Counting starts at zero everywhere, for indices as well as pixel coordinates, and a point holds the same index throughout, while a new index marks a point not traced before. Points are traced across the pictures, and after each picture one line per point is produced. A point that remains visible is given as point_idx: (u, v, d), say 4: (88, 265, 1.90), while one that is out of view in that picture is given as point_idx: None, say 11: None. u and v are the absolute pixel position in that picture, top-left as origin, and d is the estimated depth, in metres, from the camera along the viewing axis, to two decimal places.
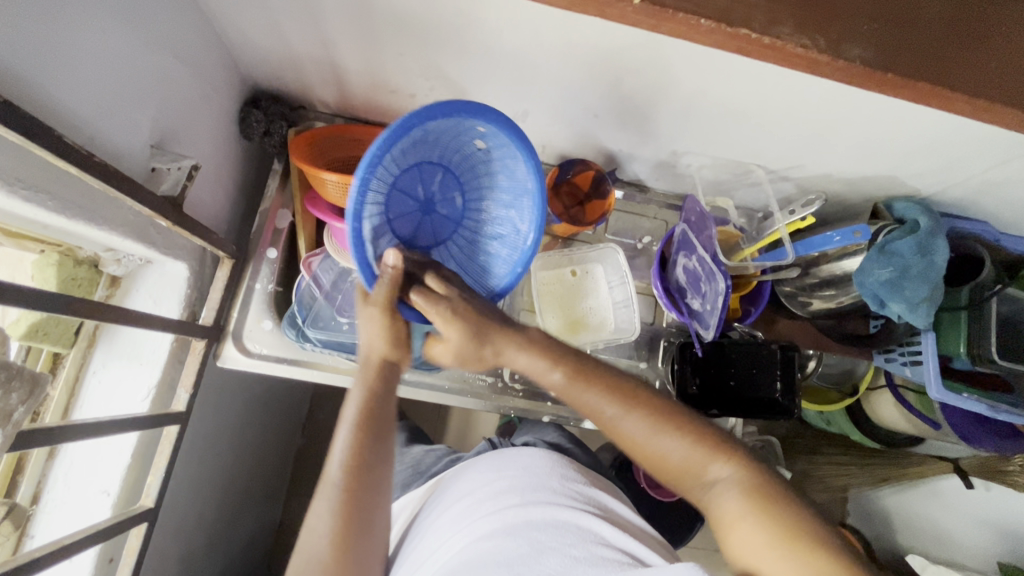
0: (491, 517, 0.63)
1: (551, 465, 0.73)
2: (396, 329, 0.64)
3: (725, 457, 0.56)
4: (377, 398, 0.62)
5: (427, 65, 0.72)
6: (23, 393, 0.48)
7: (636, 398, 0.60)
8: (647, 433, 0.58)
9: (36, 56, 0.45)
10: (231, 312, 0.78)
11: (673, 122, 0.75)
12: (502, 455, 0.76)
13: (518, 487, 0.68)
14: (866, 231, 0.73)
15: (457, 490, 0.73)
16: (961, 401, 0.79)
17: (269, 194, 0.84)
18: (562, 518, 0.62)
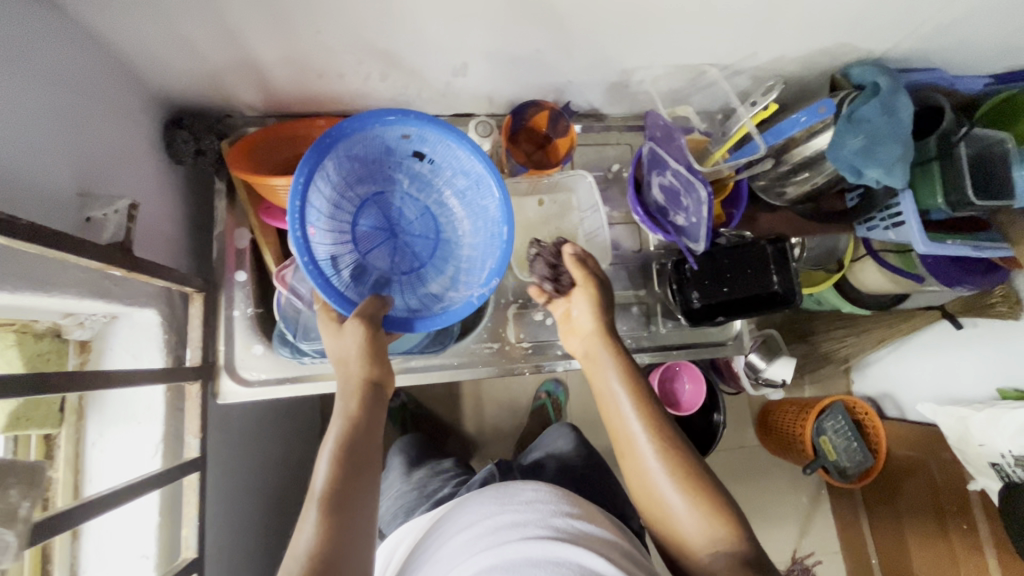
0: (485, 553, 0.65)
1: (553, 499, 0.74)
2: (376, 345, 0.67)
3: (723, 528, 0.62)
4: (358, 425, 0.61)
5: (349, 36, 0.66)
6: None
7: (680, 448, 0.67)
8: (663, 477, 0.65)
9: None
10: (218, 346, 0.75)
11: (620, 38, 0.71)
12: (507, 484, 0.78)
13: (521, 519, 0.70)
14: (830, 105, 0.71)
15: (460, 521, 0.75)
16: (946, 249, 0.81)
17: (219, 216, 0.78)
18: (560, 557, 0.62)
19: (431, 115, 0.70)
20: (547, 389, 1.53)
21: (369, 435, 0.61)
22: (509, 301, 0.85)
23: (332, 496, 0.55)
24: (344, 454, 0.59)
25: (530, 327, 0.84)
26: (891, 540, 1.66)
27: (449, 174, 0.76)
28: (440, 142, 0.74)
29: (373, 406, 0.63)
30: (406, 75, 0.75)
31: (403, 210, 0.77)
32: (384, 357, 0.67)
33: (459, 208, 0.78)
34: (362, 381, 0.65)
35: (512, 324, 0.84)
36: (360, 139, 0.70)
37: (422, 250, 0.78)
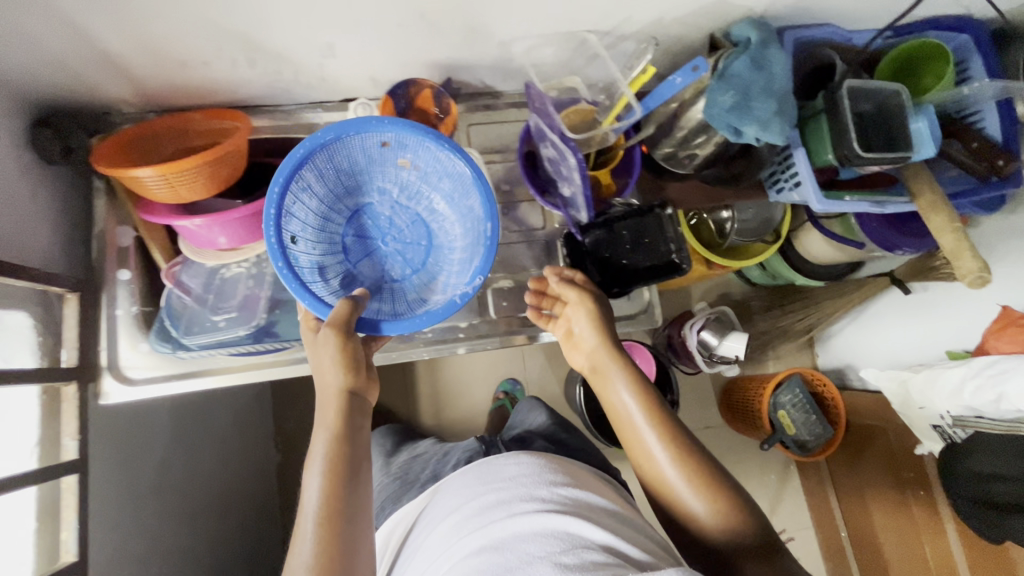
0: (474, 533, 0.70)
1: (536, 472, 0.79)
2: (350, 354, 0.69)
3: (722, 511, 0.66)
4: (343, 437, 0.66)
5: (195, 19, 0.64)
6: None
7: (671, 433, 0.71)
8: (661, 460, 0.70)
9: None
10: (100, 347, 0.73)
11: (482, 8, 0.69)
12: (489, 464, 0.83)
13: (505, 498, 0.74)
14: (704, 63, 0.69)
15: (450, 505, 0.80)
16: (842, 206, 0.80)
17: (99, 214, 0.76)
18: (549, 527, 0.67)
19: (404, 121, 0.72)
20: (505, 387, 1.57)
21: (353, 446, 0.67)
22: None
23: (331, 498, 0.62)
24: (335, 459, 0.65)
25: None
26: (860, 512, 1.63)
27: (435, 179, 0.80)
28: (420, 147, 0.76)
29: (351, 416, 0.68)
30: (273, 59, 0.73)
31: (392, 219, 0.83)
32: (360, 365, 0.70)
33: (448, 209, 0.82)
34: (343, 392, 0.69)
35: None
36: (342, 149, 0.75)
37: (416, 255, 0.83)
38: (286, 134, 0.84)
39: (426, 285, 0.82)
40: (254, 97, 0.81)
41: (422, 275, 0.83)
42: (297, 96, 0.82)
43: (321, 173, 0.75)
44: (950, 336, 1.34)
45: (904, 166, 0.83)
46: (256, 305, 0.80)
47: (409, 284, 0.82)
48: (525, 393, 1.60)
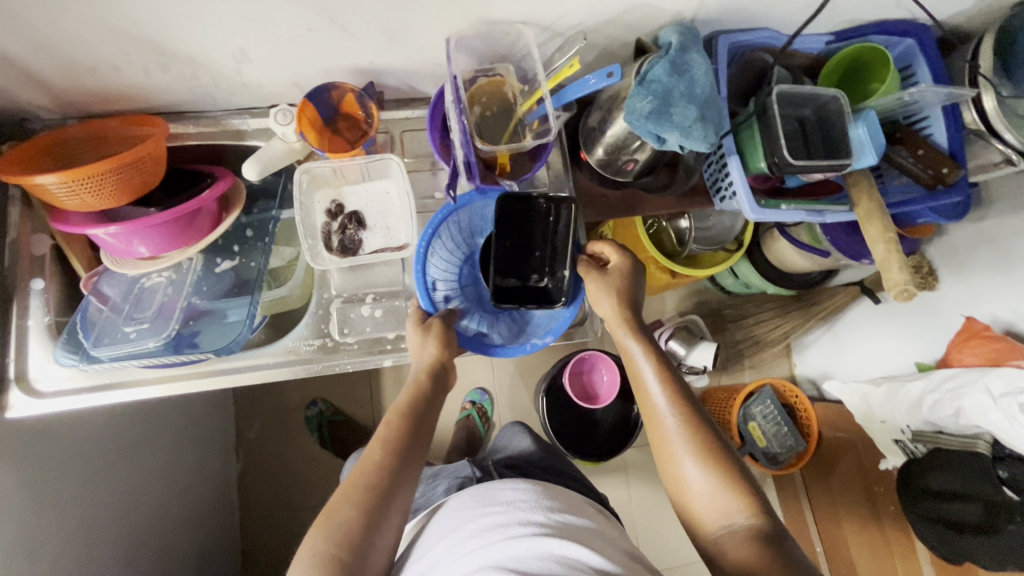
0: (474, 554, 0.68)
1: (534, 497, 0.78)
2: (449, 334, 0.75)
3: (740, 501, 0.63)
4: (421, 402, 0.70)
5: (91, 22, 0.62)
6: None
7: (691, 416, 0.68)
8: (673, 436, 0.67)
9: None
10: (10, 358, 0.72)
11: (393, 12, 0.67)
12: (488, 487, 0.80)
13: (503, 520, 0.73)
14: (619, 69, 0.67)
15: (441, 526, 0.78)
16: (779, 214, 0.77)
17: (13, 221, 0.75)
18: (546, 551, 0.67)
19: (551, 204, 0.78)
20: (472, 396, 1.55)
21: (424, 411, 0.70)
22: (332, 296, 0.82)
23: (390, 446, 0.65)
24: (405, 420, 0.68)
25: (353, 323, 0.81)
26: (833, 531, 1.55)
27: None
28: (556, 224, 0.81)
29: (432, 386, 0.72)
30: (185, 64, 0.71)
31: None
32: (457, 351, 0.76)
33: None
34: (434, 363, 0.73)
35: (335, 319, 0.81)
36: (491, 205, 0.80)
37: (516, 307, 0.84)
38: (212, 141, 0.83)
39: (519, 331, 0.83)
40: (177, 103, 0.80)
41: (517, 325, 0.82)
42: (220, 101, 0.81)
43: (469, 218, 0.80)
44: (920, 347, 1.30)
45: (847, 173, 0.80)
46: (168, 316, 0.77)
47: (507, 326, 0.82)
48: (493, 403, 1.57)
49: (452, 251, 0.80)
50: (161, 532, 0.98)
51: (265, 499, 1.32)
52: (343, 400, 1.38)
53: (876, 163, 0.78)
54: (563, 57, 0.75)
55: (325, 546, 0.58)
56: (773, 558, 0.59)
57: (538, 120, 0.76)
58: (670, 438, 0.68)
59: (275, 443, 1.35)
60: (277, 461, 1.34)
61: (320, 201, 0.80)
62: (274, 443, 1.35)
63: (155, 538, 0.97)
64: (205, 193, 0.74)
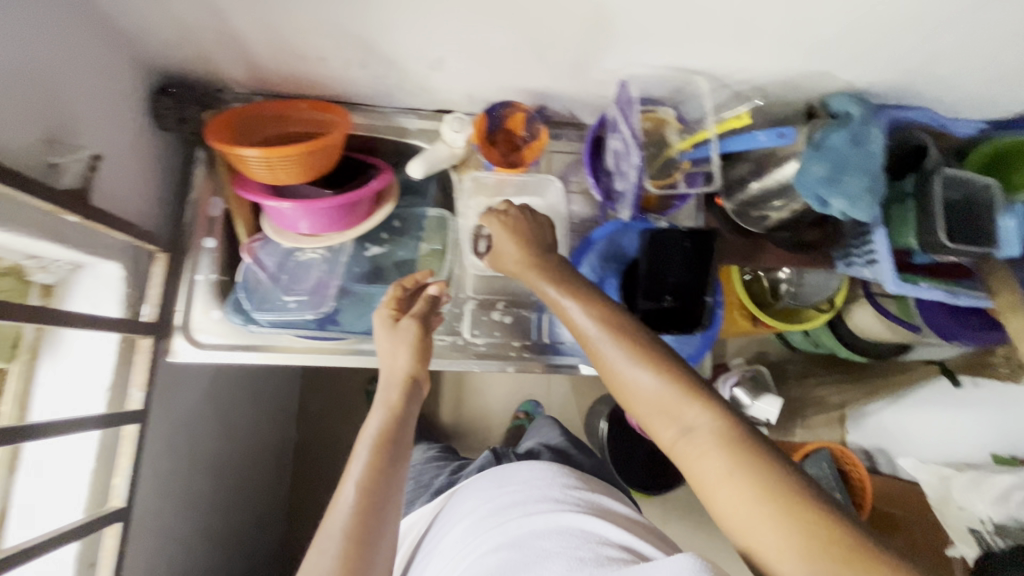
0: (495, 531, 0.71)
1: (550, 476, 0.82)
2: (424, 345, 0.72)
3: (698, 402, 0.56)
4: (395, 417, 0.66)
5: (324, 18, 0.68)
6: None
7: (645, 354, 0.60)
8: (631, 376, 0.59)
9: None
10: (177, 307, 0.78)
11: (590, 45, 0.71)
12: (503, 470, 0.87)
13: (522, 499, 0.77)
14: (791, 132, 0.70)
15: (460, 510, 0.84)
16: (918, 291, 0.79)
17: (196, 182, 0.81)
18: (563, 524, 0.69)
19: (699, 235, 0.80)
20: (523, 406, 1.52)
21: (403, 424, 0.66)
22: (467, 297, 0.86)
23: (373, 468, 0.60)
24: (384, 434, 0.64)
25: (483, 324, 0.85)
26: None
27: None
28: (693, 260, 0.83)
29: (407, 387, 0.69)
30: (383, 64, 0.76)
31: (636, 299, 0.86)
32: (428, 358, 0.73)
33: None
34: (409, 377, 0.70)
35: (467, 319, 0.85)
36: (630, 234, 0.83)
37: None
38: (377, 134, 0.88)
39: None
40: (356, 95, 0.85)
41: None
42: (394, 99, 0.86)
43: (607, 245, 0.84)
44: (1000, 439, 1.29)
45: (983, 260, 0.80)
46: (325, 291, 0.82)
47: None
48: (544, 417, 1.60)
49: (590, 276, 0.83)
50: (232, 489, 1.03)
51: (317, 471, 1.36)
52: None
53: (1019, 256, 0.79)
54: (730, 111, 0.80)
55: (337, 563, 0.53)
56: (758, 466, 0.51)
57: (691, 162, 0.79)
58: (661, 413, 0.57)
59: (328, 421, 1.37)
60: (332, 437, 1.38)
61: (472, 206, 0.85)
62: (331, 419, 1.39)
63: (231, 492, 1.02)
64: (371, 183, 0.78)
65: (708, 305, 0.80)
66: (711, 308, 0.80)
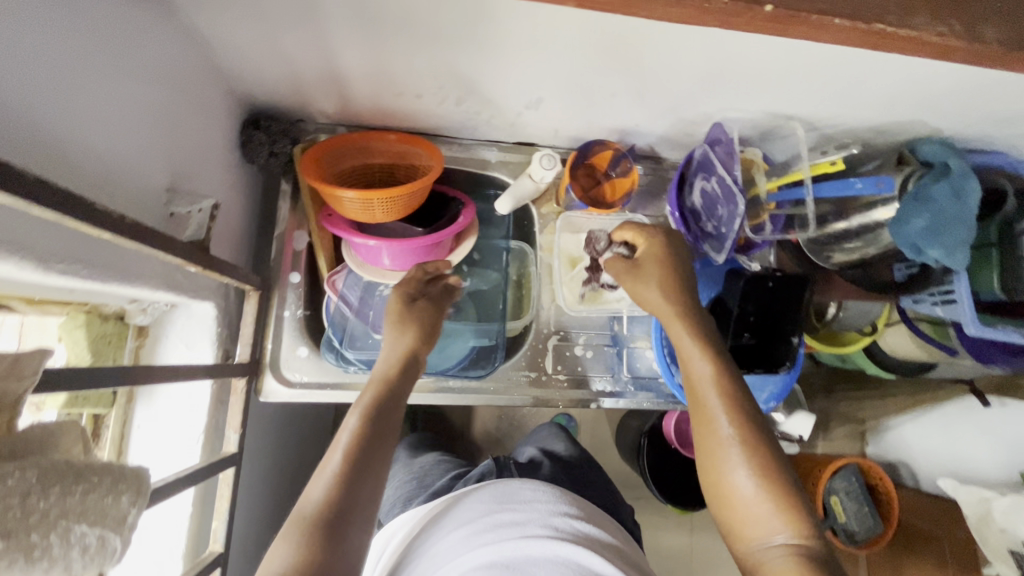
0: (486, 547, 0.61)
1: (551, 499, 0.71)
2: (427, 325, 0.73)
3: (791, 518, 0.54)
4: (388, 396, 0.65)
5: (437, 62, 0.67)
6: (133, 492, 0.39)
7: (757, 446, 0.58)
8: (728, 453, 0.58)
9: (14, 111, 0.38)
10: (265, 344, 0.76)
11: (695, 90, 0.72)
12: (506, 483, 0.73)
13: (519, 519, 0.66)
14: (890, 183, 0.75)
15: (449, 515, 0.71)
16: (997, 333, 0.78)
17: (282, 216, 0.80)
18: (560, 554, 0.61)
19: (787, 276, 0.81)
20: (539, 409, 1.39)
21: (395, 404, 0.65)
22: (550, 331, 0.86)
23: (363, 440, 0.59)
24: (360, 441, 0.59)
25: (567, 360, 0.85)
26: None
27: None
28: None
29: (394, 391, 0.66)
30: (479, 102, 0.76)
31: None
32: (429, 342, 0.73)
33: None
34: (404, 356, 0.70)
35: (552, 354, 0.85)
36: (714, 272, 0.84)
37: None
38: (458, 166, 0.87)
39: None
40: (441, 128, 0.84)
41: None
42: (478, 132, 0.85)
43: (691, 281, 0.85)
44: None
45: None
46: None
47: None
48: None
49: None
50: None
51: None
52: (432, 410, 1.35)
53: None
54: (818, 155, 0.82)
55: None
56: None
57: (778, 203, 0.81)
58: (745, 509, 0.56)
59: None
60: None
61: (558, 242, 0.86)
62: None
63: None
64: (462, 220, 0.77)
65: (794, 345, 0.81)
66: (795, 349, 0.81)
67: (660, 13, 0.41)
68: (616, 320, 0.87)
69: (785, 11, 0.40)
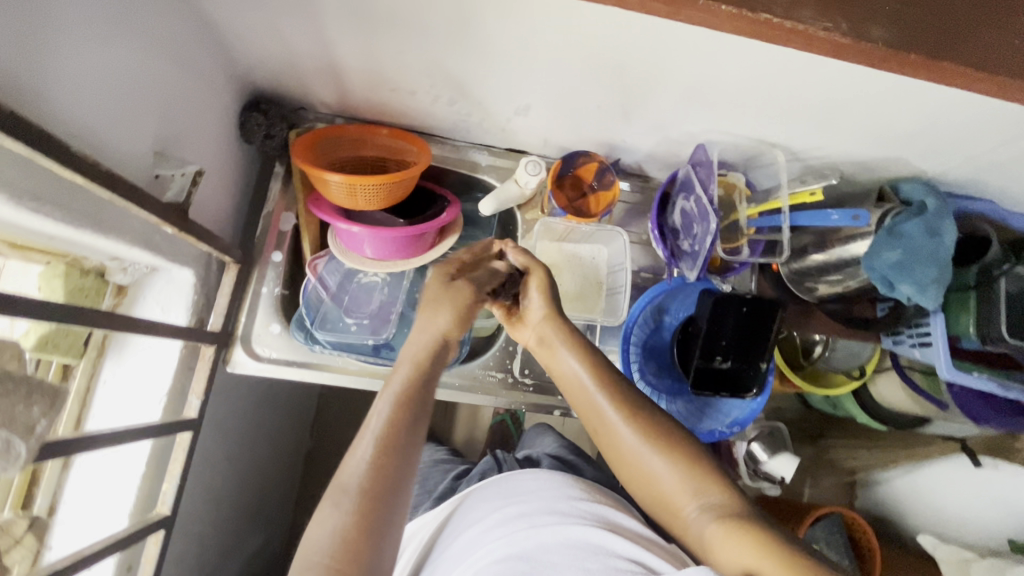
0: (499, 541, 0.62)
1: (558, 487, 0.71)
2: (467, 308, 0.65)
3: (704, 478, 0.63)
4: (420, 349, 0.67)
5: (429, 60, 0.69)
6: (46, 404, 0.44)
7: (648, 426, 0.66)
8: (630, 441, 0.65)
9: (15, 57, 0.41)
10: (240, 317, 0.78)
11: (677, 109, 0.74)
12: (510, 479, 0.75)
13: (529, 510, 0.67)
14: (866, 215, 0.73)
15: (467, 517, 0.72)
16: (969, 379, 0.78)
17: (272, 196, 0.83)
18: (572, 538, 0.60)
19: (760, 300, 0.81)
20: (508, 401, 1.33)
21: (440, 362, 0.62)
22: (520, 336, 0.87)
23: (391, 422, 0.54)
24: (400, 428, 0.54)
25: (535, 365, 0.86)
26: None
27: None
28: None
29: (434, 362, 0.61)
30: (470, 103, 0.78)
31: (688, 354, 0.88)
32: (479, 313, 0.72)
33: None
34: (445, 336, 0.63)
35: (520, 358, 0.86)
36: (685, 291, 0.84)
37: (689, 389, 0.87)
38: (449, 167, 0.90)
39: (690, 413, 0.85)
40: (434, 128, 0.87)
41: (690, 407, 0.85)
42: (471, 135, 0.88)
43: (664, 299, 0.85)
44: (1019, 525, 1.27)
45: None
46: (385, 318, 0.84)
47: (682, 406, 0.85)
48: None
49: (645, 330, 0.85)
50: (257, 497, 1.02)
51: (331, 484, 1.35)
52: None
53: None
54: (801, 185, 0.82)
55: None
56: (751, 522, 0.57)
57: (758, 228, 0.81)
58: (661, 478, 0.64)
59: (321, 435, 1.29)
60: None
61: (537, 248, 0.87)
62: None
63: (256, 500, 1.01)
64: (444, 217, 0.79)
65: (763, 371, 0.81)
66: (763, 375, 0.81)
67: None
68: (589, 330, 0.88)
69: None
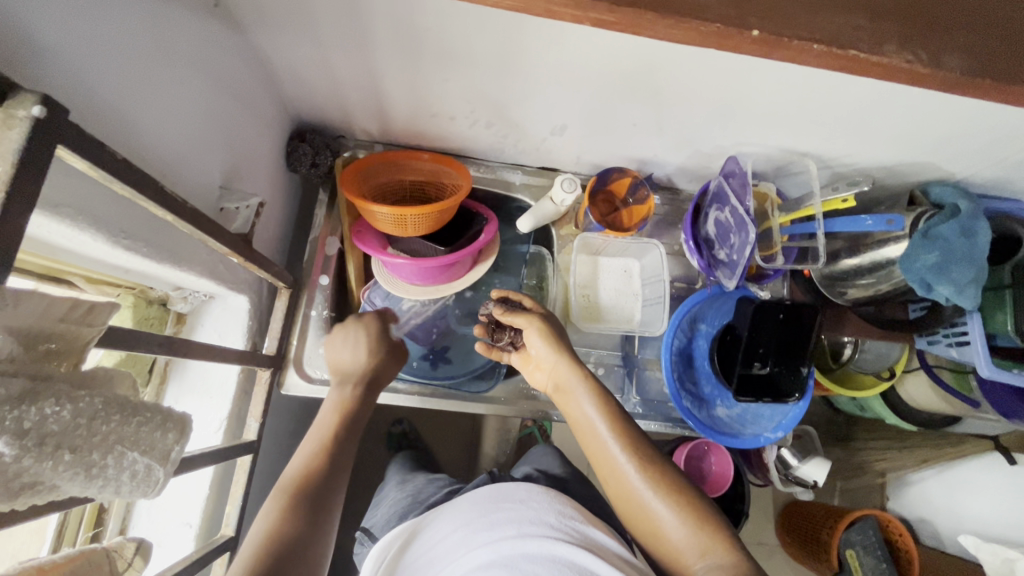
0: (483, 548, 0.61)
1: (549, 501, 0.70)
2: (372, 345, 0.75)
3: (711, 536, 0.61)
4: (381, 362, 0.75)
5: (471, 88, 0.72)
6: (178, 431, 0.40)
7: (659, 475, 0.64)
8: (638, 489, 0.64)
9: (114, 102, 0.45)
10: (291, 340, 0.81)
11: (711, 123, 0.76)
12: (500, 488, 0.73)
13: (516, 518, 0.66)
14: (899, 220, 0.77)
15: (444, 525, 0.70)
16: (1011, 377, 0.79)
17: (317, 222, 0.86)
18: (556, 551, 0.60)
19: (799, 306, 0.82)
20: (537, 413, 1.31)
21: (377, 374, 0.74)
22: None
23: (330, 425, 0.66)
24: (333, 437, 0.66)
25: None
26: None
27: None
28: None
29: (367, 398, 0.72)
30: (508, 125, 0.81)
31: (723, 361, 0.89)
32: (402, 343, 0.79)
33: None
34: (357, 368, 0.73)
35: None
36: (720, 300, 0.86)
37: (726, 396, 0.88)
38: (485, 187, 0.92)
39: (729, 419, 0.87)
40: (470, 150, 0.90)
41: (728, 413, 0.87)
42: (505, 155, 0.91)
43: (701, 308, 0.86)
44: None
45: None
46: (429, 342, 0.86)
47: (721, 412, 0.87)
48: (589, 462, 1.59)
49: (684, 339, 0.86)
50: None
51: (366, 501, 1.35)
52: (430, 432, 1.33)
53: None
54: (832, 192, 0.84)
55: (253, 561, 0.51)
56: None
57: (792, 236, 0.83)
58: (665, 529, 0.62)
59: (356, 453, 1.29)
60: None
61: (575, 263, 0.89)
62: None
63: None
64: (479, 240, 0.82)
65: (804, 376, 0.82)
66: (804, 380, 0.82)
67: (661, 34, 0.40)
68: (628, 341, 0.90)
69: (771, 35, 0.38)
